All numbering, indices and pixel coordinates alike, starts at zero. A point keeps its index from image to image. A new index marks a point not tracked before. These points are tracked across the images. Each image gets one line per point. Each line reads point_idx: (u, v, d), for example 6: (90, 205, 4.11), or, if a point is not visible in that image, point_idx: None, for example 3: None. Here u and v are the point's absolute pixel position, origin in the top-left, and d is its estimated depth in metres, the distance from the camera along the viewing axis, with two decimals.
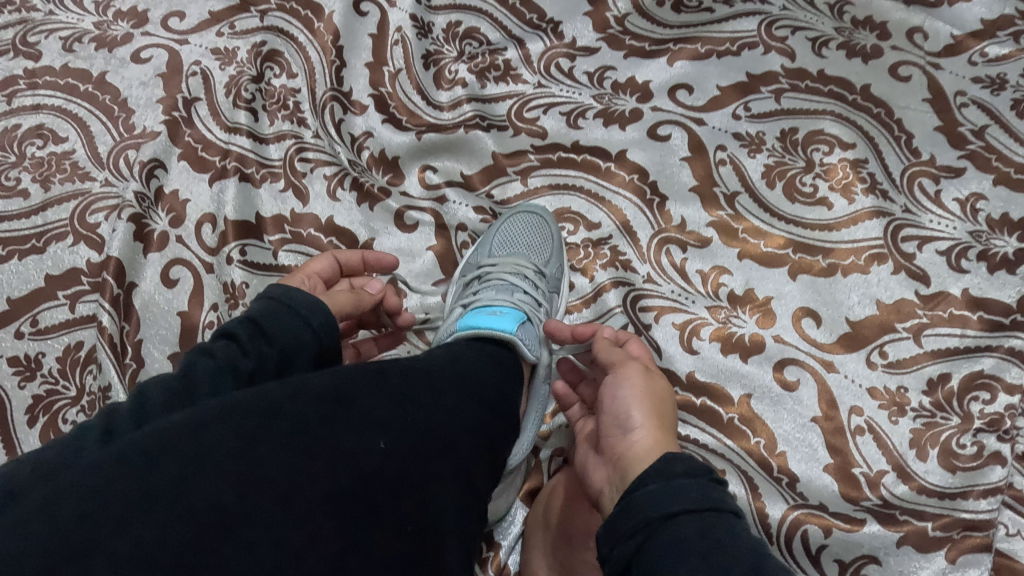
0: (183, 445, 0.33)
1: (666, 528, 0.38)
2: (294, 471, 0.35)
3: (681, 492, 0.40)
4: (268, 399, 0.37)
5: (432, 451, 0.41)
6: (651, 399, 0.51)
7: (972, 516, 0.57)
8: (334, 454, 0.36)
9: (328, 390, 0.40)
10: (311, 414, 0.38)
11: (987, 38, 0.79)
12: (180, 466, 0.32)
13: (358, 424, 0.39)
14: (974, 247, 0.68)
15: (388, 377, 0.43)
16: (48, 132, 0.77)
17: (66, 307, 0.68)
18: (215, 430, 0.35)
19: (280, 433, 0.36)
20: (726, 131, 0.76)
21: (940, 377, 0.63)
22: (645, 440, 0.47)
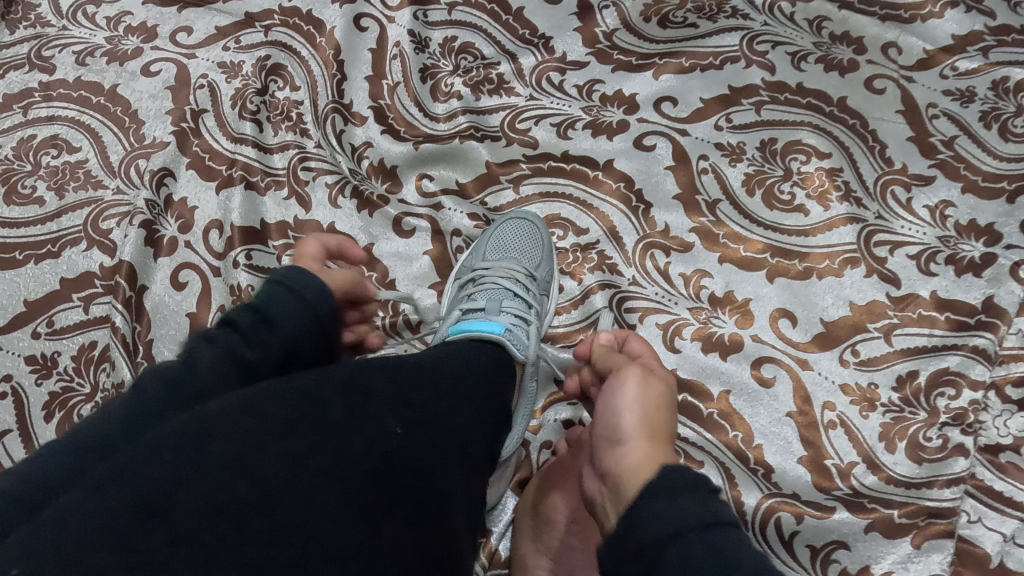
0: (226, 427, 0.37)
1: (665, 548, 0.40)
2: (324, 450, 0.39)
3: (677, 513, 0.41)
4: (297, 387, 0.42)
5: (442, 435, 0.45)
6: (649, 404, 0.52)
7: (936, 504, 0.61)
8: (359, 436, 0.40)
9: (348, 379, 0.44)
10: (335, 401, 0.42)
11: (957, 53, 0.83)
12: (227, 446, 0.36)
13: (375, 409, 0.43)
14: (942, 252, 0.72)
15: (399, 369, 0.47)
16: (62, 142, 0.81)
17: (80, 308, 0.71)
18: (255, 413, 0.39)
19: (309, 417, 0.40)
20: (708, 141, 0.80)
21: (908, 374, 0.67)
22: (636, 451, 0.48)
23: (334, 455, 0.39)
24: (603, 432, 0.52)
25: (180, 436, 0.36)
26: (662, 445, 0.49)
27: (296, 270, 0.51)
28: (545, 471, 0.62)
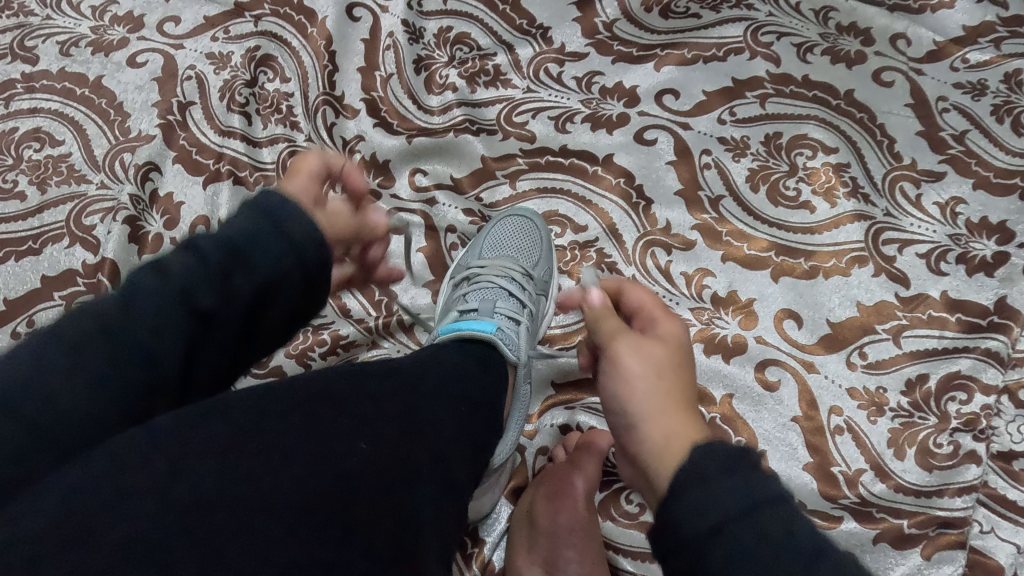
0: (176, 436, 0.35)
1: (726, 546, 0.33)
2: (281, 465, 0.36)
3: (734, 494, 0.34)
4: (257, 398, 0.39)
5: (414, 451, 0.42)
6: (654, 370, 0.45)
7: (947, 514, 0.59)
8: (321, 450, 0.38)
9: (315, 391, 0.41)
10: (297, 414, 0.39)
11: (969, 44, 0.80)
12: (174, 454, 0.34)
13: (341, 424, 0.40)
14: (953, 251, 0.70)
15: (375, 379, 0.45)
16: (46, 135, 0.78)
17: (62, 307, 0.69)
18: (207, 424, 0.36)
19: (268, 430, 0.37)
20: (711, 135, 0.77)
21: (918, 377, 0.65)
22: (663, 434, 0.41)
23: (289, 472, 0.36)
24: (617, 406, 0.45)
25: (127, 441, 0.34)
26: (687, 414, 0.42)
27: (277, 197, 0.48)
28: (542, 478, 0.60)
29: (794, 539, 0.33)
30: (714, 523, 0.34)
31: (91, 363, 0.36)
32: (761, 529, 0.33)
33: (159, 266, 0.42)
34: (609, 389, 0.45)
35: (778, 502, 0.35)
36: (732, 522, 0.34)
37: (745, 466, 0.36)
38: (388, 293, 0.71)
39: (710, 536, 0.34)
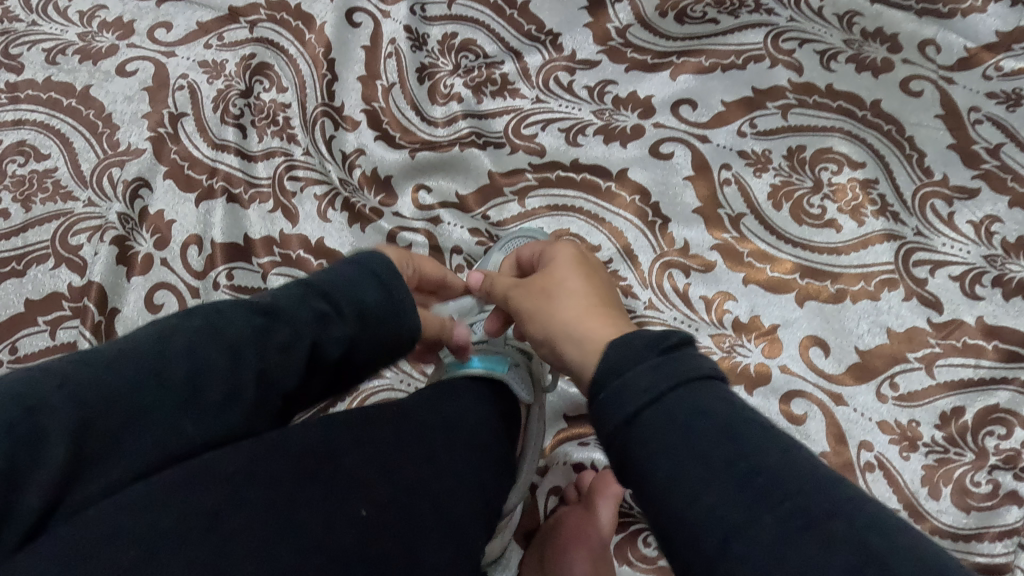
0: (151, 513, 0.31)
1: (651, 427, 0.35)
2: (275, 544, 0.32)
3: (653, 375, 0.35)
4: (245, 457, 0.35)
5: (421, 511, 0.38)
6: (542, 290, 0.48)
7: (986, 560, 0.55)
8: (312, 522, 0.34)
9: (308, 450, 0.37)
10: (287, 476, 0.35)
11: (1002, 51, 0.76)
12: (149, 529, 0.30)
13: (339, 484, 0.36)
14: (989, 273, 0.66)
15: (378, 427, 0.41)
16: (30, 149, 0.74)
17: (46, 333, 0.65)
18: (183, 495, 0.32)
19: (256, 501, 0.33)
20: (730, 148, 0.74)
21: (953, 411, 0.61)
22: (578, 335, 0.43)
23: (279, 551, 0.32)
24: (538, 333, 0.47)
25: (108, 514, 0.30)
26: (601, 314, 0.45)
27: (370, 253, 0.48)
28: (555, 523, 0.57)
29: (720, 419, 0.34)
30: (638, 410, 0.35)
31: (130, 385, 0.34)
32: (686, 412, 0.34)
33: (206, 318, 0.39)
34: (528, 318, 0.48)
35: (705, 385, 0.36)
36: (657, 406, 0.35)
37: (663, 352, 0.36)
38: None
39: (636, 420, 0.35)
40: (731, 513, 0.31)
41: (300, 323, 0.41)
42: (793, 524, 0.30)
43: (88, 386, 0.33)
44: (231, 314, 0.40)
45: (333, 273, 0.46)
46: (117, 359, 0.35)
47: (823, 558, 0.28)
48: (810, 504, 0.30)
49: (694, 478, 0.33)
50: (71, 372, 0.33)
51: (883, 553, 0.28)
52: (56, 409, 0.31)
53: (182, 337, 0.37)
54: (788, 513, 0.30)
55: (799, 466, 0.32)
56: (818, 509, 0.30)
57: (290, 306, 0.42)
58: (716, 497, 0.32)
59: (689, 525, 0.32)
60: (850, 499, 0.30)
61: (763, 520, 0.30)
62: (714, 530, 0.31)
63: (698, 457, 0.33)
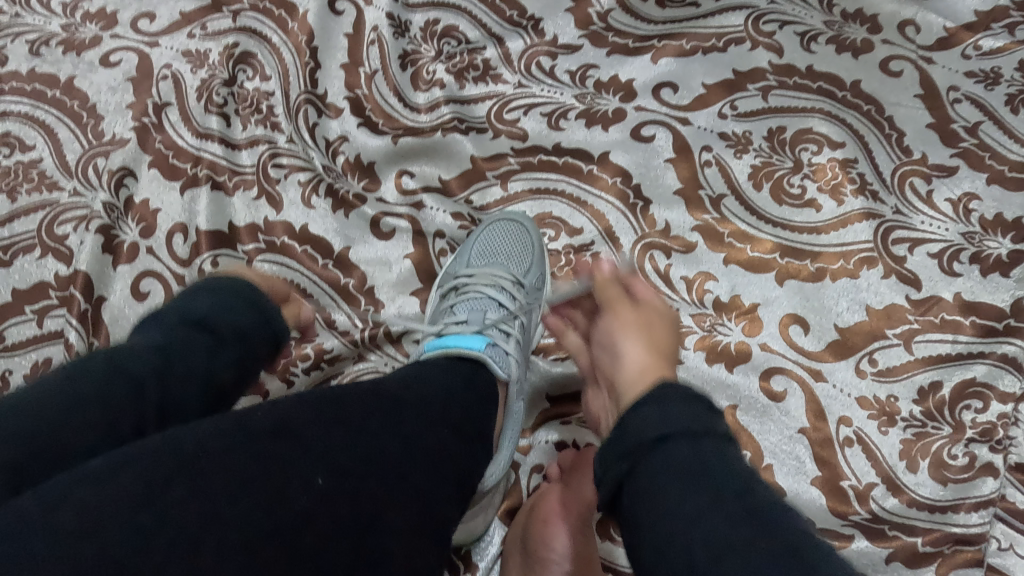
0: (103, 486, 0.31)
1: (670, 456, 0.39)
2: (226, 513, 0.33)
3: (689, 416, 0.40)
4: (205, 433, 0.36)
5: (377, 485, 0.38)
6: (642, 326, 0.51)
7: (962, 531, 0.56)
8: (265, 493, 0.34)
9: (266, 424, 0.37)
10: (245, 449, 0.36)
11: (981, 30, 0.76)
12: (100, 499, 0.31)
13: (297, 458, 0.37)
14: (967, 250, 0.66)
15: (343, 402, 0.41)
16: (15, 140, 0.75)
17: (34, 322, 0.65)
18: (142, 464, 0.33)
19: (212, 472, 0.34)
20: (711, 131, 0.74)
21: (930, 385, 0.62)
22: (638, 365, 0.47)
23: (227, 521, 0.33)
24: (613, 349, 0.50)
25: (63, 486, 0.31)
26: (662, 357, 0.49)
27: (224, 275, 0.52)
28: (537, 499, 0.57)
29: (726, 465, 0.38)
30: (666, 438, 0.39)
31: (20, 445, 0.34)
32: (706, 452, 0.38)
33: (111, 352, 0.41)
34: (611, 331, 0.52)
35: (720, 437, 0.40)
36: (684, 439, 0.39)
37: (706, 404, 0.41)
38: (374, 303, 0.68)
39: (661, 445, 0.39)
40: (728, 534, 0.35)
41: (195, 359, 0.43)
42: (780, 554, 0.33)
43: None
44: (126, 355, 0.41)
45: (216, 303, 0.47)
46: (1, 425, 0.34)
47: None
48: (797, 541, 0.34)
49: (697, 502, 0.36)
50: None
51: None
52: None
53: (76, 385, 0.38)
54: (778, 542, 0.34)
55: (789, 513, 0.36)
56: (804, 547, 0.34)
57: (183, 346, 0.43)
58: (714, 519, 0.35)
59: (686, 536, 0.36)
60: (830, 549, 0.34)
61: (756, 544, 0.34)
62: (710, 541, 0.35)
63: (710, 486, 0.37)
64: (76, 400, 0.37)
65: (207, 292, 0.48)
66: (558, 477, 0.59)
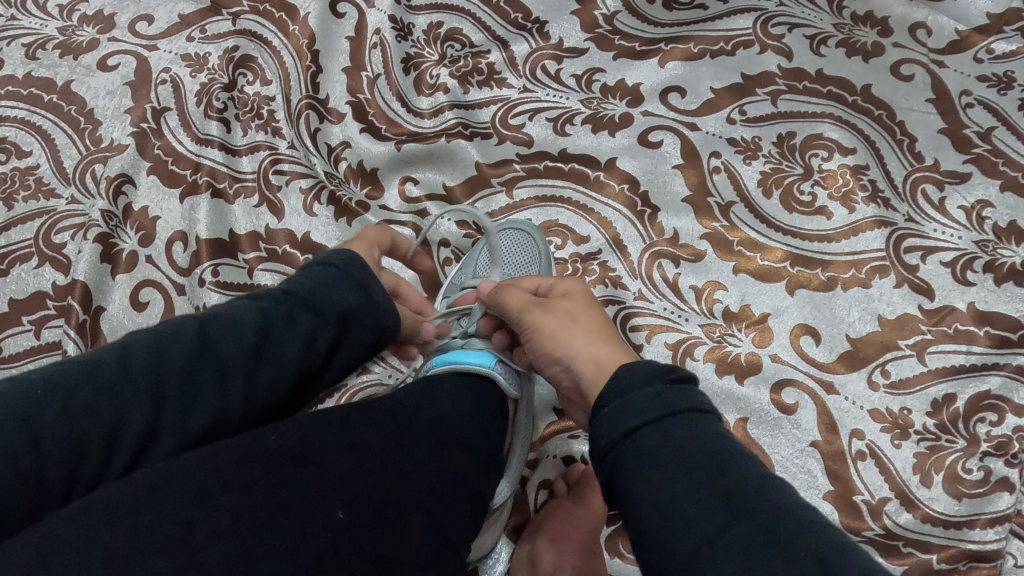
0: (119, 522, 0.30)
1: (644, 445, 0.34)
2: (250, 550, 0.31)
3: (653, 400, 0.35)
4: (219, 466, 0.34)
5: (400, 512, 0.37)
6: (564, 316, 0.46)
7: (978, 547, 0.55)
8: (287, 529, 0.32)
9: (280, 453, 0.36)
10: (258, 483, 0.34)
11: (993, 33, 0.74)
12: (118, 539, 0.29)
13: (315, 488, 0.35)
14: (980, 258, 0.65)
15: (356, 427, 0.40)
16: (12, 146, 0.73)
17: (31, 333, 0.64)
18: (157, 501, 0.31)
19: (229, 508, 0.32)
20: (720, 136, 0.73)
21: (944, 398, 0.61)
22: (592, 360, 0.42)
23: (249, 558, 0.31)
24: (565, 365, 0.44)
25: (81, 518, 0.30)
26: (613, 342, 0.44)
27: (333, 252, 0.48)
28: (545, 516, 0.57)
29: (705, 447, 0.34)
30: (635, 427, 0.35)
31: (104, 411, 0.34)
32: (678, 435, 0.34)
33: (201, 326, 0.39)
34: (544, 346, 0.46)
35: (698, 415, 0.35)
36: (653, 427, 0.35)
37: (668, 381, 0.36)
38: None
39: (630, 437, 0.35)
40: (707, 525, 0.31)
41: (282, 342, 0.41)
42: (762, 542, 0.30)
43: (49, 411, 0.32)
44: (216, 330, 0.39)
45: (317, 283, 0.45)
46: (90, 391, 0.34)
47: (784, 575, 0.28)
48: (782, 522, 0.30)
49: (676, 493, 0.33)
50: (36, 397, 0.32)
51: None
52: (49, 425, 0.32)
53: (159, 360, 0.36)
54: (761, 529, 0.30)
55: (777, 490, 0.32)
56: (787, 528, 0.30)
57: (278, 324, 0.42)
58: (693, 510, 0.32)
59: (665, 534, 0.32)
60: (822, 525, 0.30)
61: (736, 534, 0.30)
62: (689, 539, 0.31)
63: (685, 471, 0.33)
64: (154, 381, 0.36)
65: (317, 271, 0.46)
66: (564, 494, 0.58)
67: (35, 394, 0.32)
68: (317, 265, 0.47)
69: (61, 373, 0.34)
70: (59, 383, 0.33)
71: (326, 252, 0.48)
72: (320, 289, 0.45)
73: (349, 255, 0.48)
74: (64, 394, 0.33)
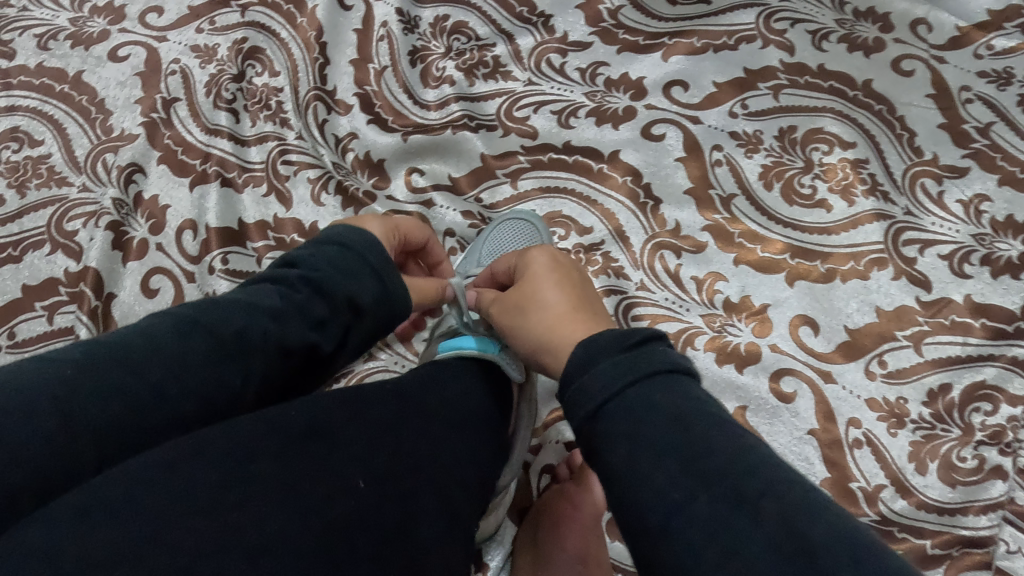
0: (160, 480, 0.31)
1: (613, 418, 0.35)
2: (280, 513, 0.32)
3: (613, 374, 0.36)
4: (249, 434, 0.35)
5: (412, 482, 0.38)
6: (516, 301, 0.48)
7: (971, 533, 0.57)
8: (310, 493, 0.34)
9: (301, 424, 0.37)
10: (282, 451, 0.35)
11: (993, 30, 0.75)
12: (158, 502, 0.30)
13: (335, 459, 0.36)
14: (977, 251, 0.66)
15: (365, 401, 0.41)
16: (24, 135, 0.74)
17: (44, 319, 0.65)
18: (192, 467, 0.32)
19: (260, 474, 0.33)
20: (722, 129, 0.74)
21: (940, 388, 0.62)
22: (549, 316, 0.45)
23: (279, 520, 0.32)
24: (528, 347, 0.46)
25: (121, 483, 0.30)
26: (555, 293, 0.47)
27: (346, 229, 0.48)
28: (546, 500, 0.58)
29: (669, 412, 0.34)
30: (600, 403, 0.35)
31: (135, 390, 0.34)
32: (643, 404, 0.34)
33: (224, 316, 0.39)
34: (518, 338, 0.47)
35: (666, 378, 0.35)
36: (621, 398, 0.35)
37: (627, 348, 0.36)
38: None
39: (600, 410, 0.35)
40: (674, 491, 0.31)
41: (295, 328, 0.42)
42: (726, 507, 0.30)
43: (85, 390, 0.32)
44: (238, 316, 0.40)
45: (330, 266, 0.45)
46: (122, 372, 0.34)
47: (753, 535, 0.29)
48: (747, 484, 0.30)
49: (643, 463, 0.33)
50: (70, 376, 0.33)
51: (812, 530, 0.28)
52: (88, 401, 0.32)
53: (186, 350, 0.37)
54: (723, 493, 0.30)
55: (741, 447, 0.32)
56: (753, 488, 0.30)
57: (290, 311, 0.42)
58: (660, 481, 0.32)
59: (639, 508, 0.32)
60: (791, 480, 0.31)
61: (700, 500, 0.31)
62: (659, 508, 0.31)
63: (652, 441, 0.33)
64: (186, 366, 0.36)
65: (329, 253, 0.46)
66: (567, 478, 0.59)
67: (80, 374, 0.33)
68: (328, 246, 0.47)
69: (91, 356, 0.34)
70: (92, 364, 0.34)
71: (341, 231, 0.48)
72: (335, 276, 0.45)
73: (368, 239, 0.48)
74: (98, 375, 0.33)
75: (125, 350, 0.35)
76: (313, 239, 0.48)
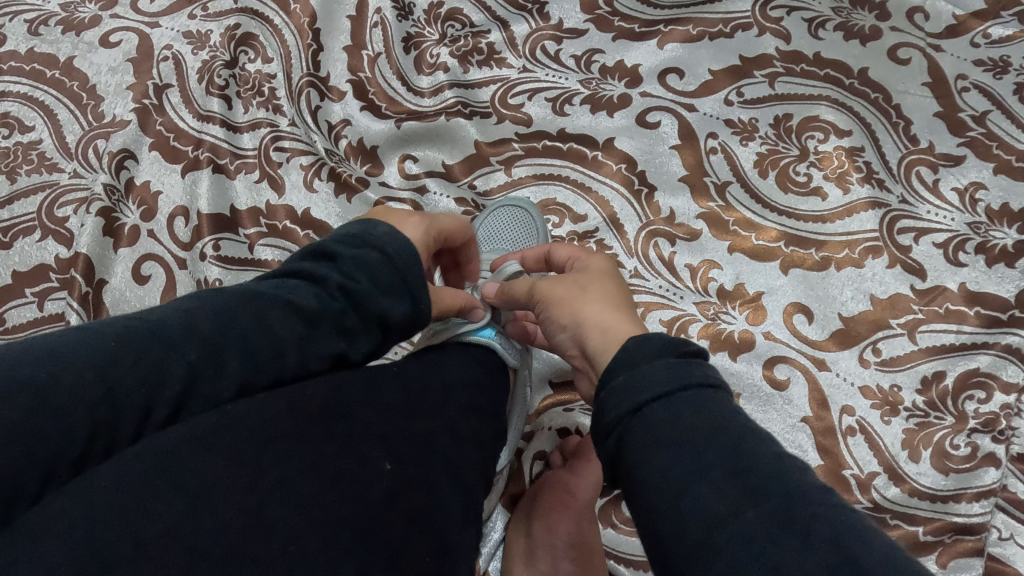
0: (195, 458, 0.31)
1: (655, 418, 0.33)
2: (314, 495, 0.32)
3: (664, 373, 0.34)
4: (275, 413, 0.35)
5: (433, 466, 0.38)
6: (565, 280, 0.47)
7: (964, 520, 0.56)
8: (339, 474, 0.34)
9: (325, 405, 0.37)
10: (309, 431, 0.35)
11: (991, 18, 0.74)
12: (196, 480, 0.30)
13: (359, 441, 0.36)
14: (972, 240, 0.66)
15: (383, 387, 0.40)
16: (14, 120, 0.74)
17: (34, 305, 0.65)
18: (224, 446, 0.32)
19: (290, 454, 0.33)
20: (717, 117, 0.73)
21: (933, 375, 0.62)
22: (602, 300, 0.44)
23: (312, 502, 0.32)
24: (566, 317, 0.44)
25: (155, 457, 0.30)
26: (604, 286, 0.46)
27: (392, 231, 0.43)
28: (538, 486, 0.58)
29: (715, 424, 0.32)
30: (644, 401, 0.33)
31: (170, 374, 0.33)
32: (691, 409, 0.33)
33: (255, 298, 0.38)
34: (553, 312, 0.45)
35: (712, 392, 0.34)
36: (666, 400, 0.33)
37: (680, 354, 0.35)
38: None
39: (642, 410, 0.33)
40: (718, 503, 0.29)
41: (325, 335, 0.40)
42: (775, 526, 0.28)
43: (123, 367, 0.32)
44: (270, 305, 0.38)
45: (370, 279, 0.41)
46: (160, 351, 0.33)
47: (801, 560, 0.26)
48: (796, 503, 0.28)
49: (686, 469, 0.31)
50: (106, 350, 0.32)
51: (868, 561, 0.25)
52: (126, 379, 0.31)
53: (218, 330, 0.36)
54: (772, 510, 0.28)
55: (790, 468, 0.30)
56: (803, 508, 0.28)
57: (325, 314, 0.40)
58: (703, 490, 0.30)
59: (674, 518, 0.30)
60: (838, 504, 0.29)
61: (746, 518, 0.28)
62: (699, 518, 0.29)
63: (697, 450, 0.31)
64: (216, 347, 0.35)
65: (370, 259, 0.42)
66: (560, 465, 0.59)
67: (118, 347, 0.32)
68: (371, 249, 0.42)
69: (124, 329, 0.33)
70: (128, 339, 0.33)
71: (385, 232, 0.43)
72: (373, 288, 0.41)
73: (412, 250, 0.43)
74: (137, 351, 0.32)
75: (159, 326, 0.34)
76: (356, 231, 0.43)
